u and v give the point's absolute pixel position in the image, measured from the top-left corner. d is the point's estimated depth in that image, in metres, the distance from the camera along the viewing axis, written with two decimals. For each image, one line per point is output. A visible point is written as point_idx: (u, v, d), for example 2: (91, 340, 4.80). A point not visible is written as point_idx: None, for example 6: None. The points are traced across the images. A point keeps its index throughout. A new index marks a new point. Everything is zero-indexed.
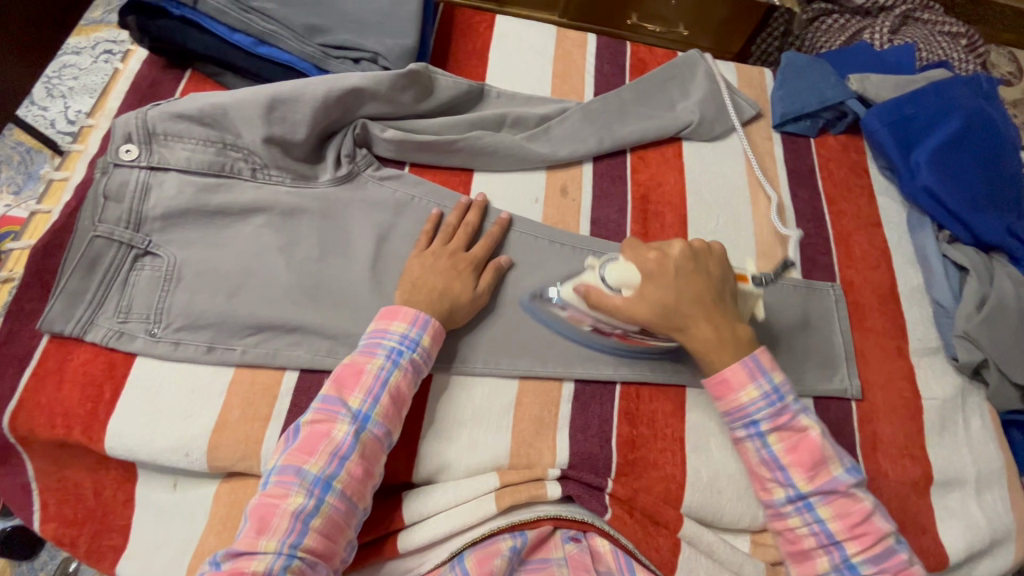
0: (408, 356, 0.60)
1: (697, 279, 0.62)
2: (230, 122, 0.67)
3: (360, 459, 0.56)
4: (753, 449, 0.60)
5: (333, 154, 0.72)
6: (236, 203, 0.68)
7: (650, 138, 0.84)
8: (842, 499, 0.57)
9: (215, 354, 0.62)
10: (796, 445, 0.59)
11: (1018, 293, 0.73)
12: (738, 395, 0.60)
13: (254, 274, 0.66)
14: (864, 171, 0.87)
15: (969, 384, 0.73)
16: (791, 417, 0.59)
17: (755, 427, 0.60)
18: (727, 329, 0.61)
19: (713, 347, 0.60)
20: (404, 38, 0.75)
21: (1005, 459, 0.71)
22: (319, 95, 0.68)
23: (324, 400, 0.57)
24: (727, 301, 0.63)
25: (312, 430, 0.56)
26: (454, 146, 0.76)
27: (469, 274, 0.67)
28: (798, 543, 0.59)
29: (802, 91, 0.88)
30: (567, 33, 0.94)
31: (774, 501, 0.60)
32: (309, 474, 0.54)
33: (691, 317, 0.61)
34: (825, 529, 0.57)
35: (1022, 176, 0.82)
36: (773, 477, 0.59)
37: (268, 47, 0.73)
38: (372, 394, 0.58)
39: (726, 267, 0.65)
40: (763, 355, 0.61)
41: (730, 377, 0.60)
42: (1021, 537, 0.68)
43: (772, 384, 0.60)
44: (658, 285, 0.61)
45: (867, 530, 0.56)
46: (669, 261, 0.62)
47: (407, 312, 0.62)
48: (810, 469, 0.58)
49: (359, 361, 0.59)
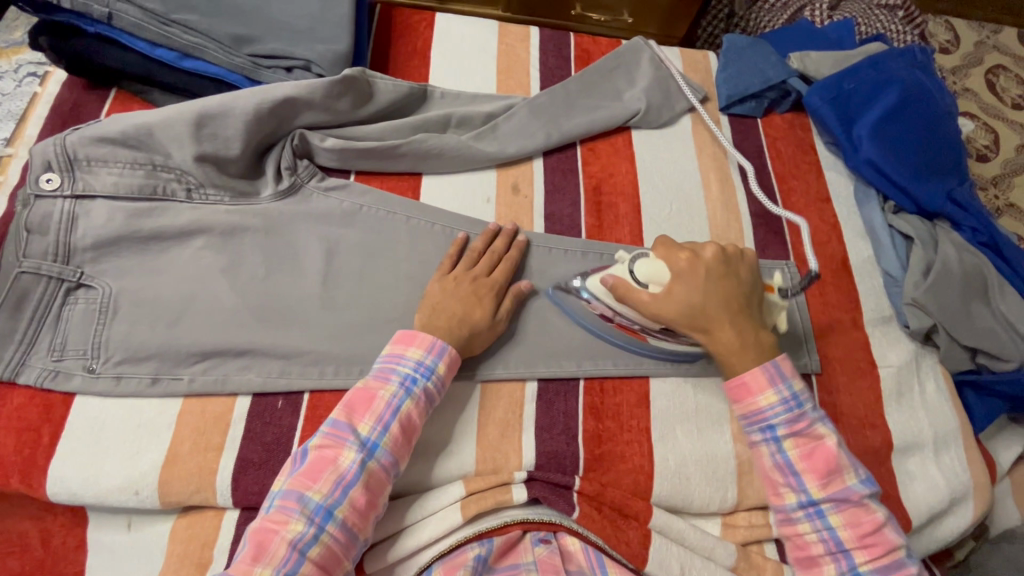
0: (421, 385, 0.59)
1: (727, 282, 0.63)
2: (157, 142, 0.65)
3: (364, 489, 0.54)
4: (768, 453, 0.60)
5: (273, 168, 0.70)
6: (172, 227, 0.65)
7: (598, 129, 0.83)
8: (854, 509, 0.58)
9: (160, 386, 0.60)
10: (811, 451, 0.59)
11: (960, 257, 0.75)
12: (756, 398, 0.60)
13: (196, 299, 0.63)
14: (811, 147, 0.89)
15: (922, 349, 0.75)
16: (808, 424, 0.60)
17: (772, 432, 0.60)
18: (749, 336, 0.62)
19: (735, 350, 0.61)
20: (336, 44, 0.73)
21: (963, 421, 0.73)
22: (250, 109, 0.66)
23: (334, 425, 0.56)
24: (755, 306, 0.64)
25: (319, 456, 0.55)
26: (398, 151, 0.74)
27: (490, 300, 0.66)
28: (806, 549, 0.59)
29: (745, 73, 0.89)
30: (509, 28, 0.93)
31: (784, 506, 0.60)
32: (312, 501, 0.53)
33: (716, 322, 0.62)
34: (834, 536, 0.58)
35: (960, 143, 0.84)
36: (785, 482, 0.60)
37: (194, 61, 0.70)
38: (382, 421, 0.57)
39: (756, 275, 0.66)
40: (784, 362, 0.61)
41: (750, 380, 0.61)
42: (979, 494, 0.70)
43: (791, 391, 0.60)
44: (688, 285, 0.62)
45: (877, 540, 0.57)
46: (700, 263, 0.63)
47: (423, 338, 0.61)
48: (824, 476, 0.58)
49: (372, 387, 0.58)
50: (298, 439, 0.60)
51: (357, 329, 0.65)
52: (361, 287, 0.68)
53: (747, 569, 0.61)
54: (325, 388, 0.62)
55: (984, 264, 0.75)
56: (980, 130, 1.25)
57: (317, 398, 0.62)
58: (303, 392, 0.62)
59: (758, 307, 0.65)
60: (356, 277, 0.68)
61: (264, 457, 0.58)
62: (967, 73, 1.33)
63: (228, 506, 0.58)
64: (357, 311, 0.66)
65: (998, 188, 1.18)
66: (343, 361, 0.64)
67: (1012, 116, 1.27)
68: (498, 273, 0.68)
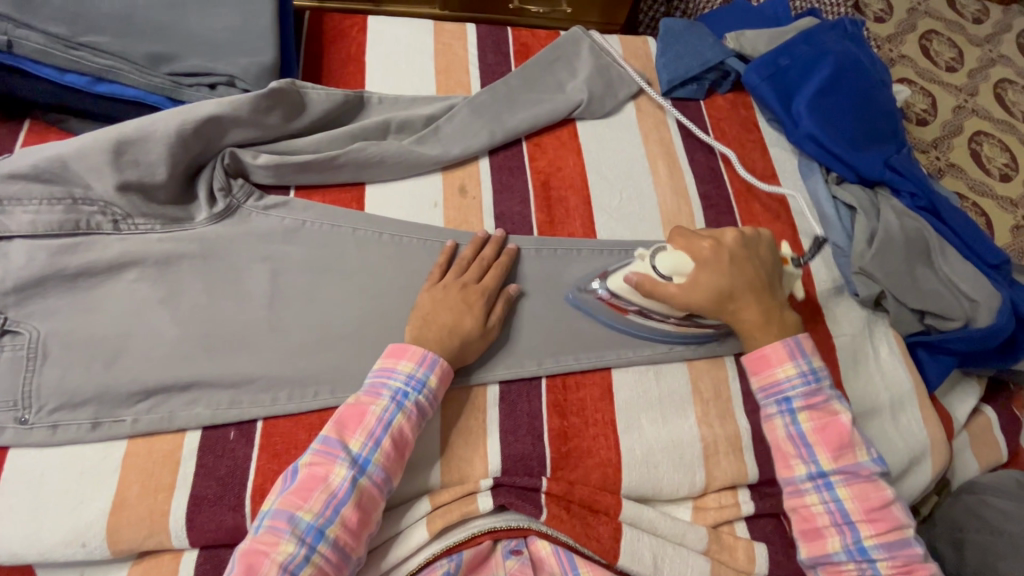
0: (413, 399, 0.58)
1: (751, 265, 0.64)
2: (75, 173, 0.61)
3: (357, 507, 0.53)
4: (782, 424, 0.62)
5: (205, 191, 0.67)
6: (100, 261, 0.62)
7: (542, 123, 0.82)
8: (863, 483, 0.59)
9: (102, 430, 0.57)
10: (825, 425, 0.61)
11: (901, 223, 0.76)
12: (775, 370, 0.63)
13: (132, 334, 0.60)
14: (754, 126, 0.90)
15: (874, 315, 0.77)
16: (823, 399, 0.61)
17: (787, 403, 0.62)
18: (772, 314, 0.64)
19: (759, 327, 0.64)
20: (260, 55, 0.71)
21: (917, 382, 0.74)
22: (171, 130, 0.63)
23: (324, 441, 0.55)
24: (776, 287, 0.66)
25: (310, 474, 0.53)
26: (336, 162, 0.72)
27: (481, 307, 0.65)
28: (811, 521, 0.59)
29: (683, 56, 0.89)
30: (444, 27, 0.91)
31: (793, 477, 0.61)
32: (303, 521, 0.51)
33: (742, 301, 0.63)
34: (840, 507, 0.59)
35: (895, 110, 0.86)
36: (797, 454, 0.61)
37: (107, 85, 0.67)
38: (374, 437, 0.55)
39: (775, 256, 0.67)
40: (805, 339, 0.64)
41: (770, 352, 0.63)
42: (938, 452, 0.72)
43: (810, 366, 0.62)
44: (714, 271, 0.63)
45: (882, 515, 0.58)
46: (724, 249, 0.64)
47: (415, 351, 0.60)
48: (836, 449, 0.60)
49: (363, 403, 0.57)
50: (254, 470, 0.57)
51: (307, 349, 0.63)
52: (308, 305, 0.65)
53: (719, 551, 0.62)
54: (279, 414, 0.60)
55: (924, 227, 0.77)
56: (918, 95, 1.28)
57: (271, 426, 0.60)
58: (256, 420, 0.60)
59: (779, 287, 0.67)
60: (303, 296, 0.66)
61: (218, 493, 0.56)
62: (902, 40, 1.35)
63: (185, 546, 0.56)
64: (306, 331, 0.64)
65: (938, 150, 1.22)
66: (295, 384, 0.61)
67: (948, 78, 1.30)
68: (488, 279, 0.67)
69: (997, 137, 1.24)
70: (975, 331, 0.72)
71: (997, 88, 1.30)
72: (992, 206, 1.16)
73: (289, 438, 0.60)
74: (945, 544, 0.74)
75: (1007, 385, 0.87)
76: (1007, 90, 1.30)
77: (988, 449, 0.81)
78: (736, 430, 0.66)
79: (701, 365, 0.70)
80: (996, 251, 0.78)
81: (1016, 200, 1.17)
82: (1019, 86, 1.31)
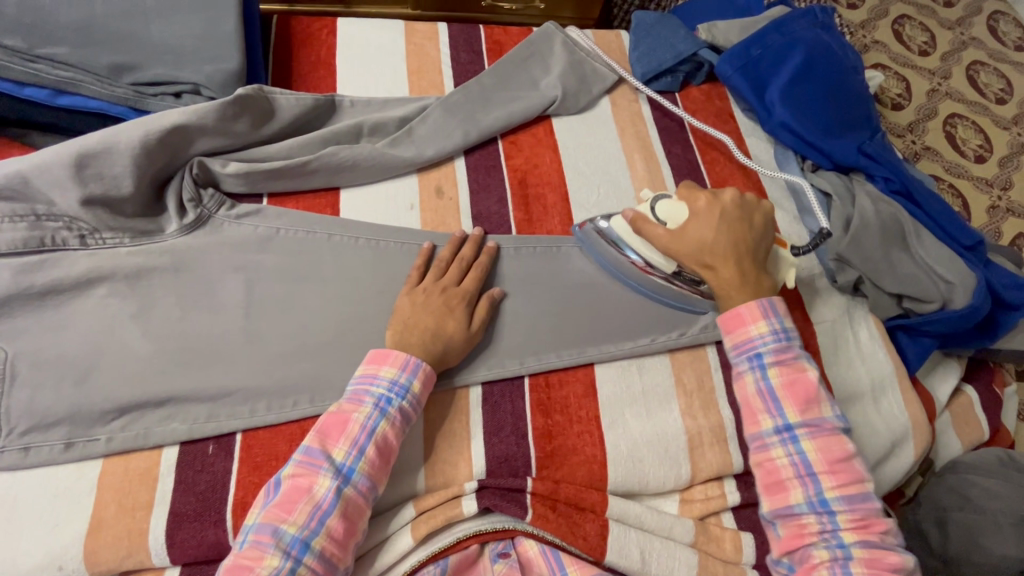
0: (396, 405, 0.57)
1: (740, 224, 0.66)
2: (37, 189, 0.60)
3: (342, 518, 0.52)
4: (752, 380, 0.61)
5: (174, 202, 0.66)
6: (68, 278, 0.61)
7: (517, 121, 0.82)
8: (828, 437, 0.59)
9: (75, 450, 0.56)
10: (794, 381, 0.60)
11: (875, 207, 0.77)
12: (748, 327, 0.62)
13: (104, 351, 0.59)
14: (729, 116, 0.90)
15: (854, 301, 0.78)
16: (793, 357, 0.61)
17: (758, 359, 0.61)
18: (749, 274, 0.65)
19: (734, 287, 0.64)
20: (225, 62, 0.69)
21: (897, 365, 0.75)
22: (135, 142, 0.62)
23: (307, 452, 0.54)
24: (760, 251, 0.67)
25: (293, 485, 0.53)
26: (308, 168, 0.71)
27: (462, 311, 0.64)
28: (775, 474, 0.59)
29: (656, 49, 0.89)
30: (415, 27, 0.90)
31: (760, 432, 0.60)
32: (287, 534, 0.50)
33: (721, 257, 0.65)
34: (804, 459, 0.58)
35: (867, 96, 0.86)
36: (764, 409, 0.60)
37: (69, 97, 0.66)
38: (357, 446, 0.55)
39: (770, 225, 0.69)
40: (777, 300, 0.64)
41: (744, 311, 0.63)
42: (919, 433, 0.72)
43: (781, 325, 0.62)
44: (702, 224, 0.66)
45: (845, 468, 0.58)
46: (719, 205, 0.67)
47: (397, 356, 0.59)
48: (804, 403, 0.59)
49: (345, 411, 0.56)
50: (234, 483, 0.57)
51: (285, 359, 0.62)
52: (284, 314, 0.64)
53: (706, 542, 0.62)
54: (258, 426, 0.59)
55: (898, 211, 0.78)
56: (892, 80, 1.29)
57: (251, 438, 0.59)
58: (234, 433, 0.59)
59: (766, 255, 0.68)
60: (279, 304, 0.65)
61: (198, 508, 0.55)
62: (875, 25, 1.36)
63: (167, 564, 0.55)
64: (283, 340, 0.63)
65: (913, 134, 1.23)
66: (274, 395, 0.61)
67: (921, 63, 1.32)
68: (468, 281, 0.67)
69: (971, 119, 1.25)
70: (953, 312, 0.73)
71: (969, 70, 1.31)
72: (968, 187, 1.18)
73: (270, 449, 0.59)
74: (930, 524, 0.75)
75: (986, 364, 0.88)
76: (980, 72, 1.31)
77: (970, 428, 0.82)
78: (720, 421, 0.66)
79: (684, 357, 0.70)
80: (970, 233, 0.79)
81: (991, 180, 1.19)
82: (990, 67, 1.33)
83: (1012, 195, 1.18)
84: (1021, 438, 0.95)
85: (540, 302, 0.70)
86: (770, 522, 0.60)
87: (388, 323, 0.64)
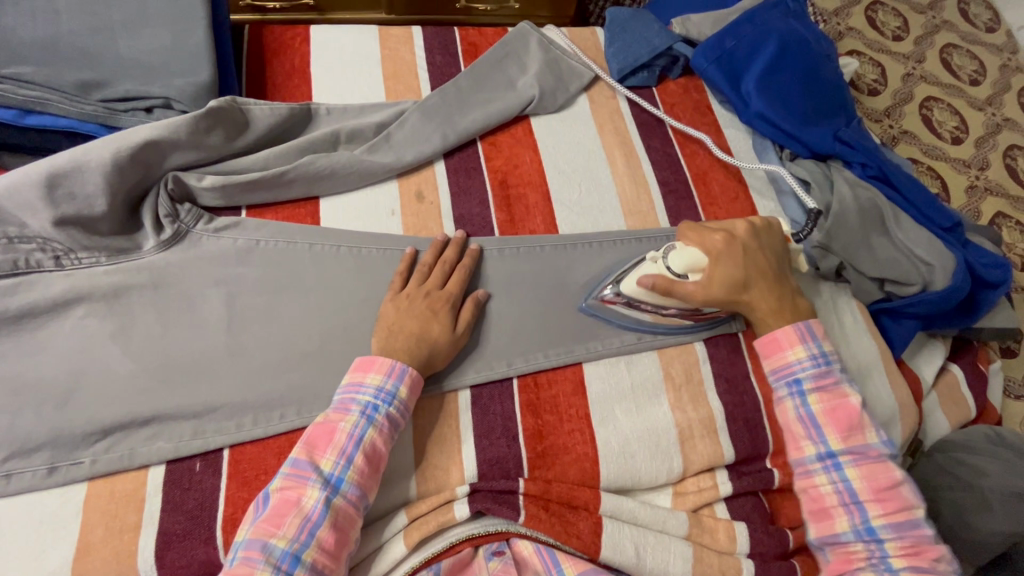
0: (383, 412, 0.57)
1: (761, 256, 0.66)
2: (7, 212, 0.59)
3: (333, 529, 0.52)
4: (792, 406, 0.63)
5: (150, 218, 0.65)
6: (45, 300, 0.60)
7: (495, 122, 0.82)
8: (873, 464, 0.60)
9: (58, 474, 0.55)
10: (835, 407, 0.62)
11: (854, 194, 0.77)
12: (786, 353, 0.64)
13: (84, 372, 0.59)
14: (707, 109, 0.90)
15: (837, 288, 0.78)
16: (834, 382, 0.63)
17: (798, 386, 0.63)
18: (785, 300, 0.66)
19: (773, 315, 0.66)
20: (195, 75, 0.69)
21: (882, 349, 0.76)
22: (106, 159, 0.61)
23: (294, 464, 0.54)
24: (784, 273, 0.68)
25: (282, 498, 0.52)
26: (285, 178, 0.70)
27: (446, 314, 0.64)
28: (820, 501, 0.61)
29: (630, 45, 0.89)
30: (389, 31, 0.90)
31: (803, 458, 0.62)
32: (277, 549, 0.50)
33: (756, 289, 0.65)
34: (848, 487, 0.60)
35: (841, 82, 0.87)
36: (806, 435, 0.62)
37: (37, 116, 0.65)
38: (345, 455, 0.54)
39: (782, 244, 0.69)
40: (816, 324, 0.65)
41: (780, 336, 0.65)
42: (905, 415, 0.73)
43: (821, 350, 0.64)
44: (729, 261, 0.65)
45: (891, 495, 0.59)
46: (737, 240, 0.66)
47: (382, 363, 0.58)
48: (846, 430, 0.61)
49: (332, 420, 0.56)
50: (223, 500, 0.56)
51: (270, 372, 0.62)
52: (267, 325, 0.64)
53: (700, 534, 0.62)
54: (245, 440, 0.59)
55: (877, 197, 0.78)
56: (867, 66, 1.30)
57: (239, 453, 0.59)
58: (221, 450, 0.58)
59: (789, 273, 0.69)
60: (262, 317, 0.64)
61: (187, 527, 0.55)
62: (849, 13, 1.37)
63: None
64: (266, 353, 0.63)
65: (891, 119, 1.24)
66: (260, 408, 0.60)
67: (895, 48, 1.33)
68: (451, 285, 0.66)
69: (947, 102, 1.27)
70: (934, 294, 0.74)
71: (943, 54, 1.33)
72: (946, 168, 1.19)
73: (258, 463, 0.58)
74: None
75: (972, 343, 0.88)
76: (953, 54, 1.33)
77: (957, 407, 0.83)
78: (710, 412, 0.67)
79: (671, 351, 0.70)
80: (948, 214, 0.80)
81: (969, 161, 1.20)
82: (963, 49, 1.34)
83: (989, 175, 1.19)
84: (1007, 414, 0.96)
85: (526, 302, 0.70)
86: (820, 549, 0.62)
87: (373, 330, 0.64)
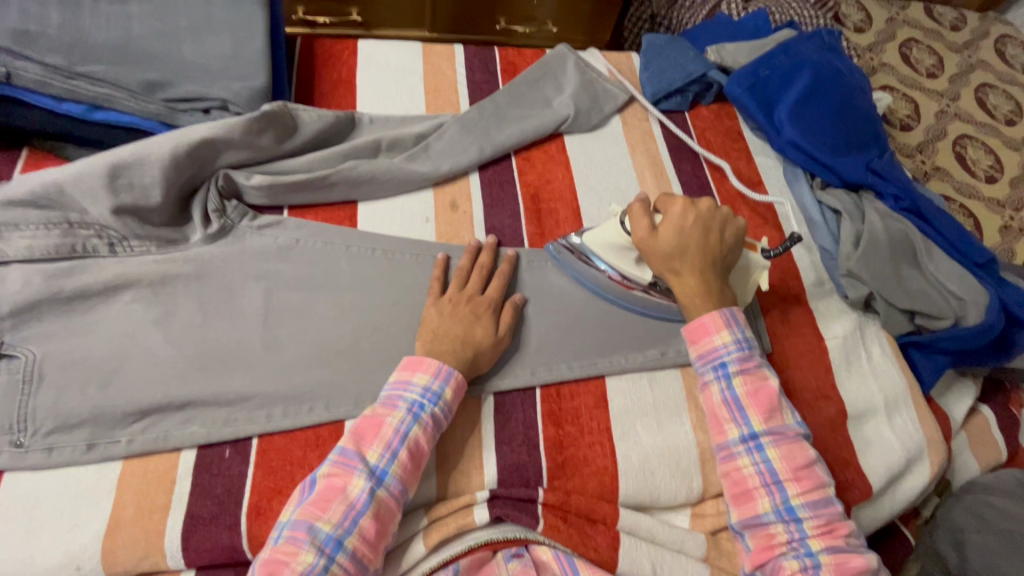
0: (429, 411, 0.58)
1: (711, 235, 0.65)
2: (72, 199, 0.63)
3: (374, 519, 0.53)
4: (718, 390, 0.62)
5: (199, 212, 0.68)
6: (97, 283, 0.63)
7: (530, 138, 0.84)
8: (791, 444, 0.59)
9: (96, 451, 0.57)
10: (757, 389, 0.61)
11: (886, 225, 0.77)
12: (712, 337, 0.63)
13: (127, 355, 0.61)
14: (739, 135, 0.92)
15: (865, 317, 0.78)
16: (755, 365, 0.62)
17: (723, 369, 0.62)
18: (715, 287, 0.65)
19: (694, 294, 0.64)
20: (252, 80, 0.73)
21: (911, 382, 0.74)
22: (165, 154, 0.64)
23: (342, 453, 0.55)
24: (727, 264, 0.67)
25: (328, 485, 0.53)
26: (327, 181, 0.73)
27: (489, 317, 0.66)
28: (742, 484, 0.59)
29: (665, 70, 0.91)
30: (433, 49, 0.94)
31: (726, 441, 0.61)
32: (321, 532, 0.51)
33: (690, 264, 0.64)
34: (769, 467, 0.58)
35: (875, 114, 0.87)
36: (731, 418, 0.61)
37: (105, 112, 0.70)
38: (391, 449, 0.55)
39: (741, 240, 0.67)
40: (739, 311, 0.65)
41: (708, 321, 0.63)
42: (936, 450, 0.71)
43: (744, 334, 0.63)
44: (679, 227, 0.65)
45: (808, 474, 0.58)
46: (694, 211, 0.66)
47: (430, 363, 0.60)
48: (767, 411, 0.60)
49: (379, 414, 0.57)
50: (249, 487, 0.57)
51: (301, 367, 0.63)
52: (301, 322, 0.66)
53: (718, 557, 0.62)
54: (274, 431, 0.60)
55: (908, 229, 0.78)
56: (900, 101, 1.30)
57: (267, 442, 0.60)
58: (251, 438, 0.60)
59: (730, 267, 0.68)
60: (295, 313, 0.66)
61: (214, 511, 0.56)
62: (883, 48, 1.38)
63: (181, 567, 0.56)
64: (299, 349, 0.64)
65: (923, 154, 1.24)
66: (289, 401, 0.62)
67: (930, 84, 1.33)
68: (491, 290, 0.68)
69: (981, 140, 1.26)
70: (966, 329, 0.72)
71: (979, 92, 1.32)
72: (979, 207, 1.18)
73: (284, 454, 0.60)
74: (947, 546, 0.73)
75: (1003, 385, 0.86)
76: (988, 94, 1.32)
77: (986, 448, 0.81)
78: None
79: (694, 370, 0.70)
80: (982, 250, 0.78)
81: (1003, 201, 1.19)
82: (999, 89, 1.33)
83: None
84: None
85: (555, 312, 0.71)
86: (740, 534, 0.60)
87: (416, 335, 0.65)
